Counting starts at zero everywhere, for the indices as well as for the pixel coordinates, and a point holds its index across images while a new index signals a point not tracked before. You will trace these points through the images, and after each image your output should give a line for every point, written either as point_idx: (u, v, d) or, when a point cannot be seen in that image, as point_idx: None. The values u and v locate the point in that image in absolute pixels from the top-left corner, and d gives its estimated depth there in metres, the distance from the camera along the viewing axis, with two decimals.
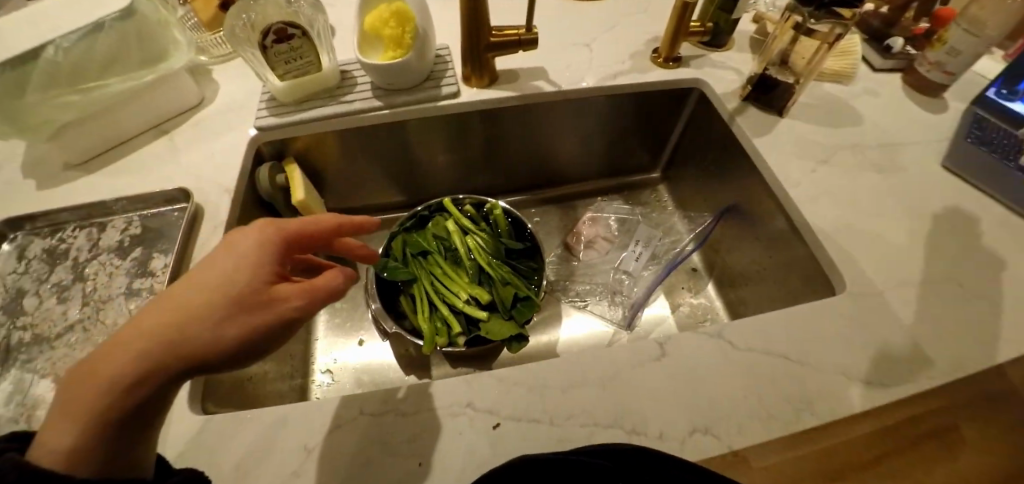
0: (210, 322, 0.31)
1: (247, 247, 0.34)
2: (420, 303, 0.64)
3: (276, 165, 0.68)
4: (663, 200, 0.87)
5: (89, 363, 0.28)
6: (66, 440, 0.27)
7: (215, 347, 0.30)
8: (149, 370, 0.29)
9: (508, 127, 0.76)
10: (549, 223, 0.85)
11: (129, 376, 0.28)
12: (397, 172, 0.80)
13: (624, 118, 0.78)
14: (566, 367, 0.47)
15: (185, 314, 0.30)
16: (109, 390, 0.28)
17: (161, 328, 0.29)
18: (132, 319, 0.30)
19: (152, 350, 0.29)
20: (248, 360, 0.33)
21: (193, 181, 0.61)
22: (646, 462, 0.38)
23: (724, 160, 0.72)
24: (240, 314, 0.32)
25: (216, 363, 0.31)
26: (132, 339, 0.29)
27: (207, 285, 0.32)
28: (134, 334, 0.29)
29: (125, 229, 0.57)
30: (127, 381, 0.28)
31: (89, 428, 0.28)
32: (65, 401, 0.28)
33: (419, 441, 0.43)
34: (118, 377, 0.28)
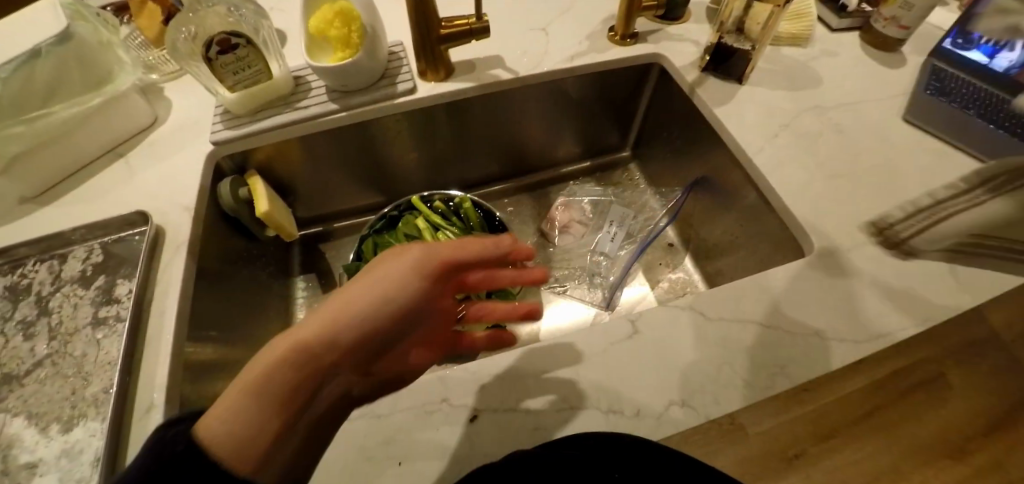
0: (330, 315, 0.36)
1: (405, 261, 0.39)
2: None
3: (238, 178, 0.67)
4: (635, 179, 0.87)
5: (286, 363, 0.33)
6: (237, 433, 0.31)
7: (312, 365, 0.34)
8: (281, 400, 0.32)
9: (472, 118, 0.75)
10: (524, 211, 0.85)
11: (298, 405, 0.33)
12: (364, 174, 0.79)
13: (586, 99, 0.77)
14: (539, 355, 0.47)
15: (356, 297, 0.37)
16: (259, 424, 0.31)
17: (323, 338, 0.35)
18: (324, 335, 0.35)
19: (297, 380, 0.33)
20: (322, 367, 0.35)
21: (150, 204, 0.60)
22: (645, 452, 0.40)
23: (690, 133, 0.72)
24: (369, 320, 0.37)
25: (304, 386, 0.34)
26: (303, 350, 0.34)
27: (361, 307, 0.36)
28: (307, 345, 0.34)
29: (86, 258, 0.56)
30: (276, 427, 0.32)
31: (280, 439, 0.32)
32: (241, 407, 0.31)
33: (397, 441, 0.43)
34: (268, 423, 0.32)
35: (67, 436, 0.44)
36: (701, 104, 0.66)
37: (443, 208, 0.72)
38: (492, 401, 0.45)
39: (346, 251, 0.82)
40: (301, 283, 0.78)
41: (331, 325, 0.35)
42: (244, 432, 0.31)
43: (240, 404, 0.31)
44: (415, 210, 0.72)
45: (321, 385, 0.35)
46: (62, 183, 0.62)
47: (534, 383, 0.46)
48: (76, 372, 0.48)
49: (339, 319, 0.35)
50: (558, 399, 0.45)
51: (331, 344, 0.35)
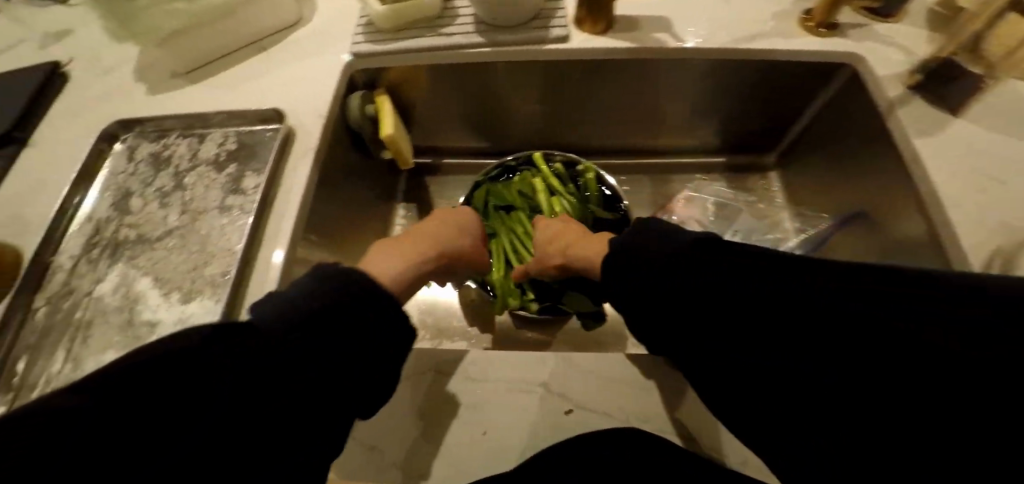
0: (450, 240, 0.52)
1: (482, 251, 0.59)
2: (498, 261, 0.65)
3: (367, 94, 0.66)
4: (772, 188, 0.78)
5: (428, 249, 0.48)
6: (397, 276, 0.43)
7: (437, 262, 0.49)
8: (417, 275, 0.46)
9: (613, 82, 0.68)
10: (637, 194, 0.79)
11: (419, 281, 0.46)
12: (485, 118, 0.75)
13: (747, 88, 0.68)
14: (649, 365, 0.43)
15: (461, 244, 0.54)
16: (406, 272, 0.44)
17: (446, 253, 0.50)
18: (445, 251, 0.50)
19: (428, 264, 0.47)
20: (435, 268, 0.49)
21: (286, 103, 0.60)
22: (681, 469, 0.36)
23: (867, 155, 0.61)
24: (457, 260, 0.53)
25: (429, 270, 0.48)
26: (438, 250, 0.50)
27: (459, 250, 0.53)
28: (440, 248, 0.50)
29: (222, 143, 0.57)
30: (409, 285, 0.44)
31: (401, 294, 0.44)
32: (401, 254, 0.45)
33: (484, 410, 0.41)
34: (411, 280, 0.44)
35: (184, 307, 0.47)
36: (898, 127, 0.55)
37: (563, 173, 0.69)
38: (590, 398, 0.42)
39: (450, 190, 0.80)
40: (401, 211, 0.78)
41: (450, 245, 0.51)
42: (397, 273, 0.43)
43: (407, 259, 0.45)
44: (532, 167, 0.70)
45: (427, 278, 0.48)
46: (211, 65, 0.64)
47: (639, 392, 0.42)
48: (199, 249, 0.50)
49: (454, 241, 0.52)
50: (660, 418, 0.41)
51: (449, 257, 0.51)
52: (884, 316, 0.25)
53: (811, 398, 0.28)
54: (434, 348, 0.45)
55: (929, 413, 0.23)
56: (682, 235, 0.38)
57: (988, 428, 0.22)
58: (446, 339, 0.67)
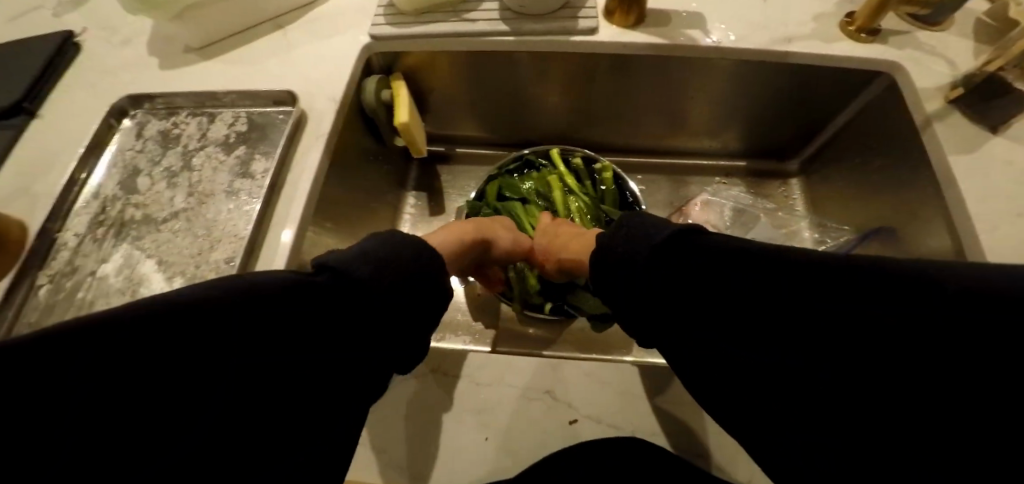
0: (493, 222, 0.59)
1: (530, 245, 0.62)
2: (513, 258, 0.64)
3: (383, 79, 0.64)
4: (792, 196, 0.76)
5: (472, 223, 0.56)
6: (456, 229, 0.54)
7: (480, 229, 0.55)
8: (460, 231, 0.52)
9: (639, 78, 0.66)
10: (654, 195, 0.77)
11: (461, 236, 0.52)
12: (503, 109, 0.73)
13: (777, 92, 0.65)
14: (662, 378, 0.41)
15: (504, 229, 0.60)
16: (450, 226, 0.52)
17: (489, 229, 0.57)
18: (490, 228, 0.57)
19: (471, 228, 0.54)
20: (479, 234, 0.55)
21: (300, 84, 0.58)
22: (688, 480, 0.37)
23: (898, 169, 0.59)
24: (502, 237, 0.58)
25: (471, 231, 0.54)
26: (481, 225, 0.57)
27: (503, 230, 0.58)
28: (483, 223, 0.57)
29: (232, 124, 0.55)
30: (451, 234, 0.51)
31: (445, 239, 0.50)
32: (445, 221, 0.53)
33: (489, 415, 0.40)
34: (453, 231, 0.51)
35: None
36: (935, 142, 0.53)
37: (581, 172, 0.68)
38: (599, 410, 0.40)
39: (461, 181, 0.78)
40: (410, 199, 0.77)
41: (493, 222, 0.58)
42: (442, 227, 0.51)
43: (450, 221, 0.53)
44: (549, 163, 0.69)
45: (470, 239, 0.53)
46: (224, 41, 0.62)
47: (651, 408, 0.40)
48: (205, 233, 0.49)
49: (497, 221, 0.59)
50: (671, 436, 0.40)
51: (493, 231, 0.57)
52: (871, 309, 0.22)
53: (807, 393, 0.25)
54: (440, 348, 0.43)
55: (939, 399, 0.22)
56: (660, 230, 0.34)
57: (992, 404, 0.21)
58: (451, 334, 0.65)
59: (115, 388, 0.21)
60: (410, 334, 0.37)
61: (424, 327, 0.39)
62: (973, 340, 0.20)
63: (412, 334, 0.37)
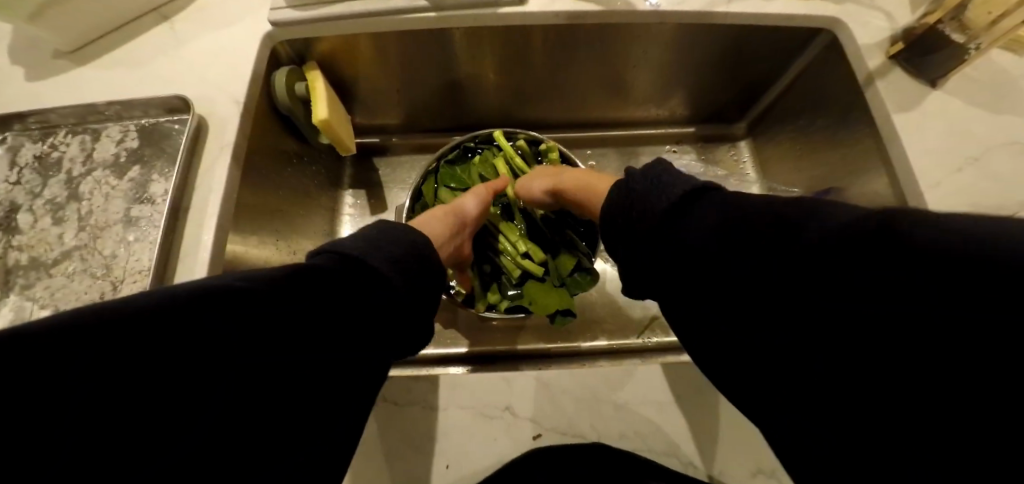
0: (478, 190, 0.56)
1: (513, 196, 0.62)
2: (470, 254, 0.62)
3: (297, 70, 0.58)
4: (741, 159, 0.75)
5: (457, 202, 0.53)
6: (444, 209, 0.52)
7: (467, 206, 0.54)
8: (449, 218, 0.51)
9: (578, 49, 0.61)
10: (606, 168, 0.75)
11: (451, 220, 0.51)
12: (437, 91, 0.67)
13: (722, 53, 0.63)
14: (622, 379, 0.40)
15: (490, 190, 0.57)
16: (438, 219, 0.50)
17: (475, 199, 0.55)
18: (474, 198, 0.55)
19: (456, 209, 0.52)
20: (467, 211, 0.53)
21: (196, 87, 0.51)
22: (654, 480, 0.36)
23: (843, 129, 0.58)
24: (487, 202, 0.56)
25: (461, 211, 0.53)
26: (467, 198, 0.54)
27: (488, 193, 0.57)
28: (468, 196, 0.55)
29: (121, 141, 0.48)
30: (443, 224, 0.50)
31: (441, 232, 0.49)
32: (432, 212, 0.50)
33: (446, 440, 0.38)
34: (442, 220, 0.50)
35: None
36: (877, 101, 0.52)
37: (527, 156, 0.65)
38: (558, 421, 0.39)
39: (402, 171, 0.74)
40: (349, 197, 0.71)
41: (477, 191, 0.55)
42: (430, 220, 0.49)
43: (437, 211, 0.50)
44: (493, 147, 0.65)
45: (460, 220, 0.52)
46: (99, 41, 0.53)
47: (613, 411, 0.39)
48: (105, 273, 0.43)
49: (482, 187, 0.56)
50: (635, 437, 0.39)
51: (478, 198, 0.55)
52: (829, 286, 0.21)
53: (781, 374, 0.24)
54: None
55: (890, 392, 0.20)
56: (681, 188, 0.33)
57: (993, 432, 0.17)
58: None
59: (112, 386, 0.23)
60: (406, 327, 0.38)
61: (424, 316, 0.40)
62: (976, 348, 0.17)
63: (407, 329, 0.38)
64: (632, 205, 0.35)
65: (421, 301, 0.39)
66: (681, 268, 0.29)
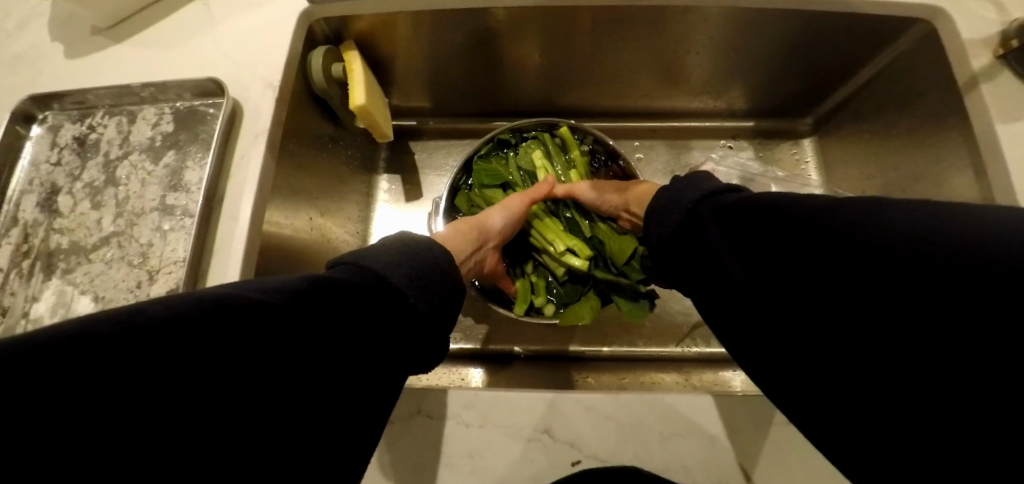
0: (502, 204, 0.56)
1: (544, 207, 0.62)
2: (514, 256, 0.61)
3: (334, 50, 0.55)
4: (803, 158, 0.70)
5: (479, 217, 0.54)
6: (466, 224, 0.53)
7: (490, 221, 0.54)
8: (470, 233, 0.52)
9: (632, 32, 0.56)
10: (653, 162, 0.70)
11: (472, 235, 0.52)
12: (477, 75, 0.64)
13: (794, 41, 0.56)
14: (670, 409, 0.38)
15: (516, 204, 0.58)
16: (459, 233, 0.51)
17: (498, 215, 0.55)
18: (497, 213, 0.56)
19: (478, 224, 0.53)
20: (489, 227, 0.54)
21: (230, 69, 0.49)
22: None
23: (930, 137, 0.52)
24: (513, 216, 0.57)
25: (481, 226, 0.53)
26: (490, 214, 0.55)
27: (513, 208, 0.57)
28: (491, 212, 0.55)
29: (156, 123, 0.47)
30: (463, 239, 0.51)
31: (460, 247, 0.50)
32: (455, 227, 0.51)
33: (482, 458, 0.37)
34: (462, 234, 0.51)
35: None
36: (979, 105, 0.45)
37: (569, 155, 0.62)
38: (600, 448, 0.37)
39: (439, 157, 0.72)
40: (383, 183, 0.70)
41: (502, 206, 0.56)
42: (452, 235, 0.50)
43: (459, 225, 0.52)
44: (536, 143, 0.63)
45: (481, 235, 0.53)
46: (138, 16, 0.52)
47: (660, 442, 0.37)
48: (140, 262, 0.42)
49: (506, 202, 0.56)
50: (682, 471, 0.37)
51: (502, 214, 0.56)
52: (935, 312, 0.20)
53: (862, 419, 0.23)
54: (424, 388, 0.39)
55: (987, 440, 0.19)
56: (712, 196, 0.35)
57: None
58: None
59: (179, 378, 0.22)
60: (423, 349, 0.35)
61: (441, 338, 0.37)
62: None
63: (424, 351, 0.35)
64: (669, 204, 0.38)
65: (443, 317, 0.37)
66: (719, 270, 0.32)
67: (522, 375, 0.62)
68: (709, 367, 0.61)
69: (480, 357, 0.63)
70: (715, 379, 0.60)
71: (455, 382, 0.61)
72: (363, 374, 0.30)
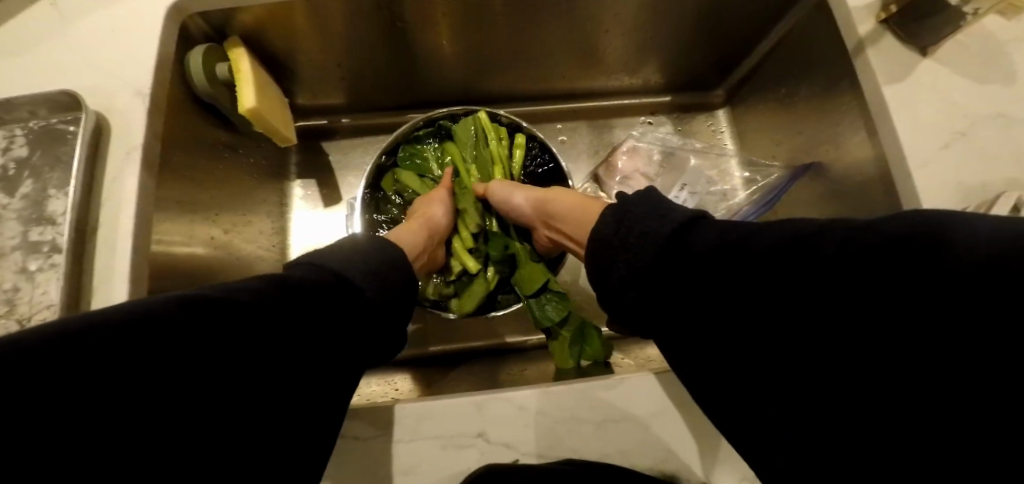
0: (428, 200, 0.56)
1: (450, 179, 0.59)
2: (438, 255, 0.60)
3: (217, 47, 0.50)
4: (718, 129, 0.72)
5: (412, 216, 0.53)
6: (408, 224, 0.52)
7: (426, 214, 0.54)
8: (418, 230, 0.51)
9: (542, 14, 0.55)
10: (578, 143, 0.70)
11: (419, 231, 0.51)
12: (386, 68, 0.61)
13: (698, 15, 0.57)
14: (601, 394, 0.39)
15: (440, 192, 0.57)
16: (410, 235, 0.50)
17: (429, 207, 0.55)
18: (425, 205, 0.55)
19: (417, 220, 0.52)
20: (429, 218, 0.54)
21: (93, 78, 0.43)
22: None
23: (825, 103, 0.54)
24: (444, 201, 0.57)
25: (422, 220, 0.53)
26: (419, 209, 0.55)
27: (438, 197, 0.57)
28: (420, 208, 0.55)
29: (7, 149, 0.41)
30: (414, 237, 0.50)
31: (415, 245, 0.50)
32: (401, 231, 0.50)
33: (417, 471, 0.37)
34: (411, 232, 0.50)
35: None
36: (867, 70, 0.47)
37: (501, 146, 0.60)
38: (536, 444, 0.38)
39: (358, 156, 0.68)
40: (298, 188, 0.66)
41: (431, 199, 0.56)
42: (404, 240, 0.49)
43: (403, 227, 0.50)
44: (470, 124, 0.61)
45: (427, 228, 0.53)
46: None
47: (596, 429, 0.38)
48: (5, 311, 0.36)
49: (433, 195, 0.56)
50: (618, 454, 0.38)
51: (429, 204, 0.55)
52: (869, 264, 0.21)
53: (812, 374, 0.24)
54: (351, 408, 0.38)
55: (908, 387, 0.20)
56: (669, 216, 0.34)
57: (984, 405, 0.18)
58: None
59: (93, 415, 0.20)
60: (374, 348, 0.35)
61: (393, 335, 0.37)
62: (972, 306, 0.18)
63: (375, 350, 0.35)
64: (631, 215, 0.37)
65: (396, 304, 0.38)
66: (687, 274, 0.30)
67: (461, 377, 0.61)
68: (645, 343, 0.63)
69: (423, 361, 0.62)
70: (651, 353, 0.62)
71: (392, 395, 0.59)
72: (308, 386, 0.28)
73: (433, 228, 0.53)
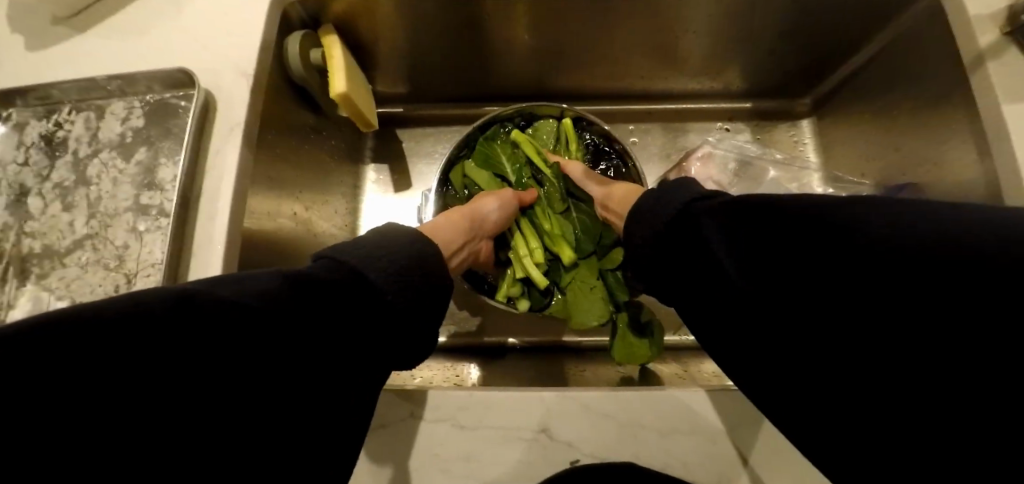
0: (480, 199, 0.56)
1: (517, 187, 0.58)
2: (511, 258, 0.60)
3: (312, 33, 0.53)
4: (801, 140, 0.69)
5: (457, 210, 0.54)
6: (448, 215, 0.52)
7: (472, 211, 0.54)
8: (456, 222, 0.51)
9: (625, 12, 0.54)
10: (649, 145, 0.69)
11: (456, 225, 0.51)
12: (464, 60, 0.61)
13: (789, 20, 0.55)
14: (667, 404, 0.38)
15: (494, 194, 0.57)
16: (445, 224, 0.50)
17: (478, 205, 0.55)
18: (474, 203, 0.55)
19: (460, 214, 0.53)
20: (472, 214, 0.53)
21: (202, 59, 0.47)
22: None
23: (930, 119, 0.50)
24: (497, 204, 0.56)
25: (464, 215, 0.53)
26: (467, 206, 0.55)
27: (493, 198, 0.56)
28: (470, 205, 0.55)
29: (126, 119, 0.45)
30: (449, 228, 0.50)
31: (448, 236, 0.50)
32: (439, 221, 0.51)
33: (478, 460, 0.37)
34: (447, 223, 0.50)
35: None
36: (983, 85, 0.43)
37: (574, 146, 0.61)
38: (597, 447, 0.37)
39: (428, 145, 0.70)
40: (371, 173, 0.69)
41: (482, 198, 0.56)
42: (437, 228, 0.49)
43: (441, 217, 0.51)
44: (543, 126, 0.62)
45: (467, 223, 0.52)
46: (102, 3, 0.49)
47: (660, 439, 0.37)
48: (118, 265, 0.40)
49: (487, 196, 0.56)
50: (681, 466, 0.37)
51: (480, 204, 0.55)
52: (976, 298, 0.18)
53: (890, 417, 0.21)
54: (416, 390, 0.39)
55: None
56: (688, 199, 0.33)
57: None
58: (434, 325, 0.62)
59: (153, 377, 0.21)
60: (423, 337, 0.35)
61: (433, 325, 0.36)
62: None
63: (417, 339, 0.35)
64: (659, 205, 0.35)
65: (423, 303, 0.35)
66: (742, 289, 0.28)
67: (513, 370, 0.61)
68: (706, 356, 0.61)
69: (476, 351, 0.63)
70: (712, 367, 0.60)
71: (452, 380, 0.60)
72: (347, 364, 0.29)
73: (472, 223, 0.53)
